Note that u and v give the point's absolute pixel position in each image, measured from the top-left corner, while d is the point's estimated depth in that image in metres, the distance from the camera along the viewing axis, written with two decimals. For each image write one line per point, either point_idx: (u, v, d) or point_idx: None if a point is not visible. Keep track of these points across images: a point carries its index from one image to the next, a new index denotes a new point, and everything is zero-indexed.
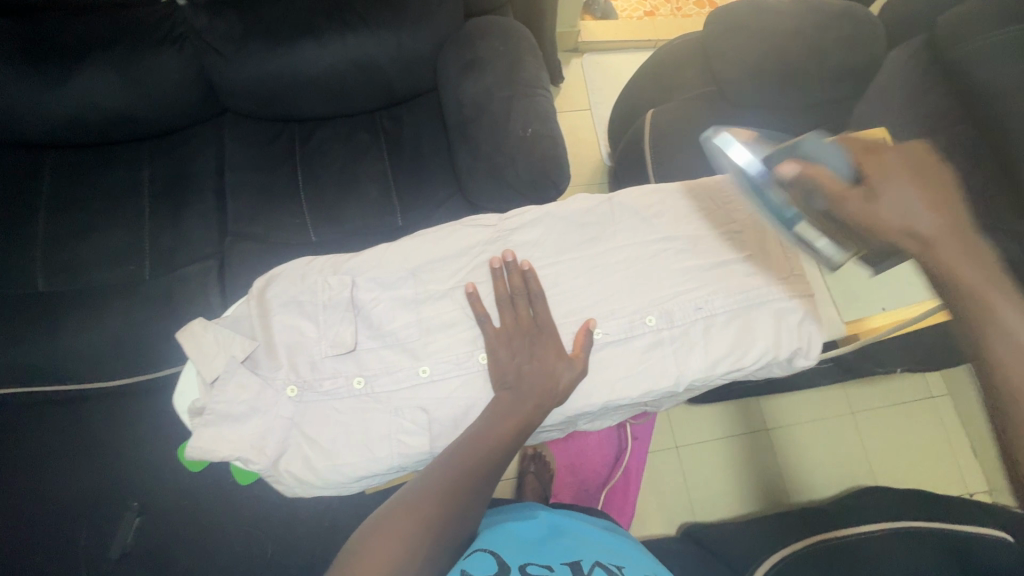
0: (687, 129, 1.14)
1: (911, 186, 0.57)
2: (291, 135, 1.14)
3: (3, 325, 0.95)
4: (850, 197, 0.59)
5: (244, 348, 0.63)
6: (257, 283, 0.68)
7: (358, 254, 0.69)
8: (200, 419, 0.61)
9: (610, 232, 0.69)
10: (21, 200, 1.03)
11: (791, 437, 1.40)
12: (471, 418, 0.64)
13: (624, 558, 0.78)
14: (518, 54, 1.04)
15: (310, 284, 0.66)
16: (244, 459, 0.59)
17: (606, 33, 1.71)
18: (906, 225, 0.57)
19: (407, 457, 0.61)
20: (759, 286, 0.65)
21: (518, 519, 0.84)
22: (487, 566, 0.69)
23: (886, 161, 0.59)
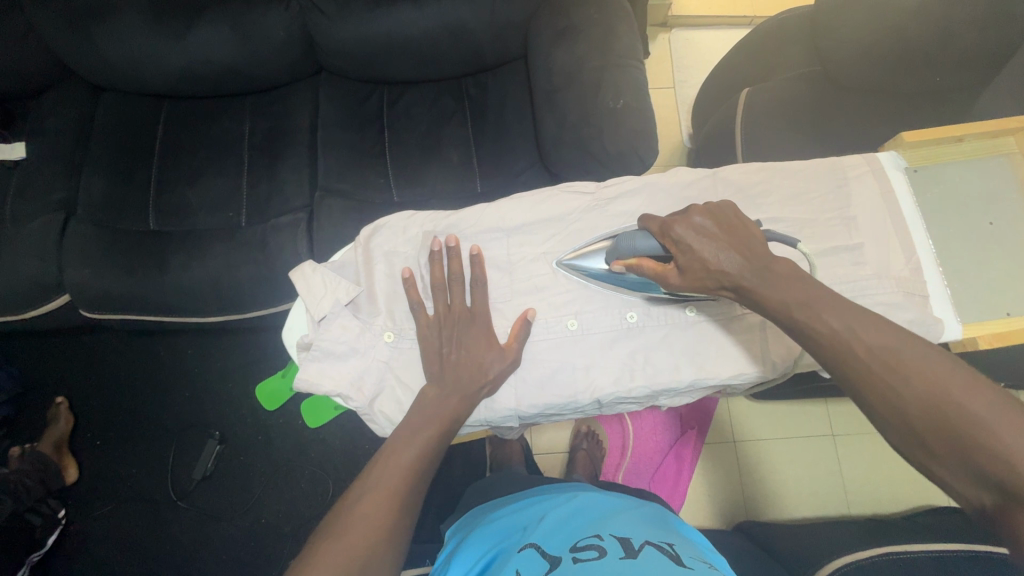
0: (783, 112, 1.08)
1: (711, 249, 0.56)
2: (381, 97, 1.17)
3: (120, 258, 1.04)
4: (668, 275, 0.59)
5: (349, 292, 0.68)
6: (363, 232, 0.71)
7: (455, 212, 0.71)
8: (308, 354, 0.67)
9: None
10: (140, 145, 1.12)
11: (856, 446, 1.35)
12: (556, 383, 0.65)
13: (679, 540, 0.72)
14: (613, 21, 1.01)
15: (410, 238, 0.70)
16: (343, 395, 0.66)
17: (698, 7, 1.62)
18: (720, 281, 0.57)
19: (494, 412, 0.66)
20: (869, 278, 0.59)
21: (565, 507, 0.82)
22: (537, 560, 0.67)
23: (683, 233, 0.57)
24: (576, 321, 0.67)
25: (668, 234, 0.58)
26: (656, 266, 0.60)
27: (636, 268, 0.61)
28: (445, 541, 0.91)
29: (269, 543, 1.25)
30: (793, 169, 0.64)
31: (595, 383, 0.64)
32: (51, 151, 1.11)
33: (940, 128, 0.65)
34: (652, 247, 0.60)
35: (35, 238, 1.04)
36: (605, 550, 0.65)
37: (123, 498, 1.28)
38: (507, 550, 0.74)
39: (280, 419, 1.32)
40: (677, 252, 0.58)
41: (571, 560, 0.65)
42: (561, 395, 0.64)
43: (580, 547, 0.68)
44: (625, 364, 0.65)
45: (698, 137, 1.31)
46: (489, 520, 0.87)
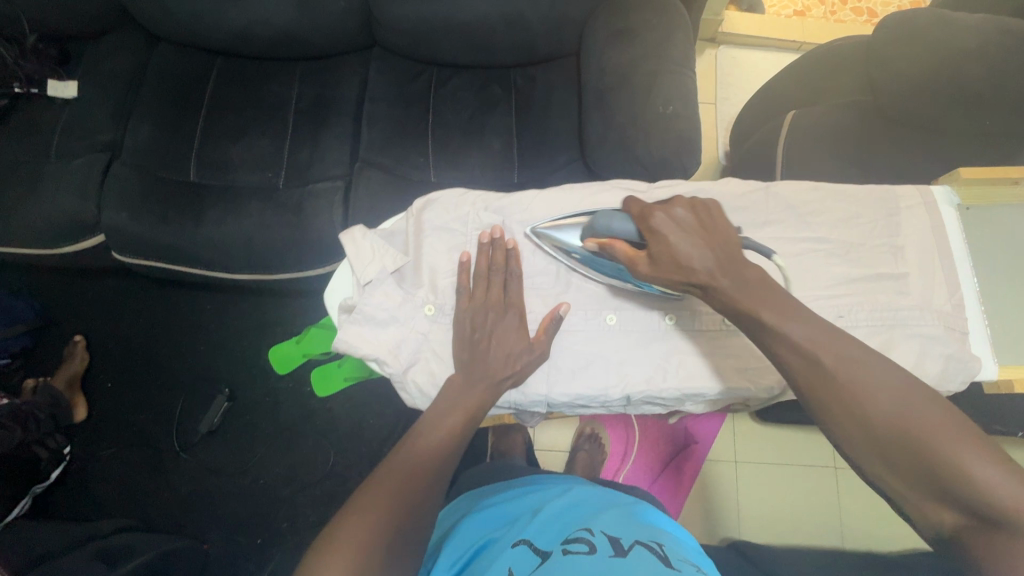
0: (827, 139, 1.08)
1: (683, 242, 0.58)
2: (429, 78, 1.17)
3: (158, 206, 1.05)
4: (639, 261, 0.60)
5: (396, 262, 0.69)
6: (416, 203, 0.73)
7: (508, 194, 0.72)
8: (348, 317, 0.67)
9: (763, 222, 0.63)
10: (188, 98, 1.14)
11: (858, 481, 1.34)
12: (589, 373, 0.66)
13: (667, 539, 0.71)
14: (670, 29, 1.01)
15: (463, 214, 0.71)
16: (379, 360, 0.66)
17: (750, 26, 1.62)
18: (688, 277, 0.58)
19: (525, 395, 0.66)
20: (910, 309, 0.59)
21: (556, 498, 0.81)
22: (528, 556, 0.66)
23: (660, 223, 0.59)
24: (615, 316, 0.67)
25: (646, 223, 0.60)
26: (629, 251, 0.61)
27: (607, 248, 0.63)
28: (434, 523, 0.90)
29: (266, 503, 1.27)
30: (848, 192, 0.64)
31: (627, 380, 0.64)
32: (101, 94, 1.12)
33: (998, 170, 0.65)
34: (629, 230, 0.61)
35: (78, 175, 1.06)
36: (595, 545, 0.65)
37: (127, 442, 1.30)
38: (497, 541, 0.73)
39: (290, 383, 1.33)
40: (652, 242, 0.60)
41: (562, 553, 0.64)
42: (592, 387, 0.65)
43: (570, 540, 0.67)
44: (659, 366, 0.65)
45: (735, 155, 1.31)
46: (479, 508, 0.86)
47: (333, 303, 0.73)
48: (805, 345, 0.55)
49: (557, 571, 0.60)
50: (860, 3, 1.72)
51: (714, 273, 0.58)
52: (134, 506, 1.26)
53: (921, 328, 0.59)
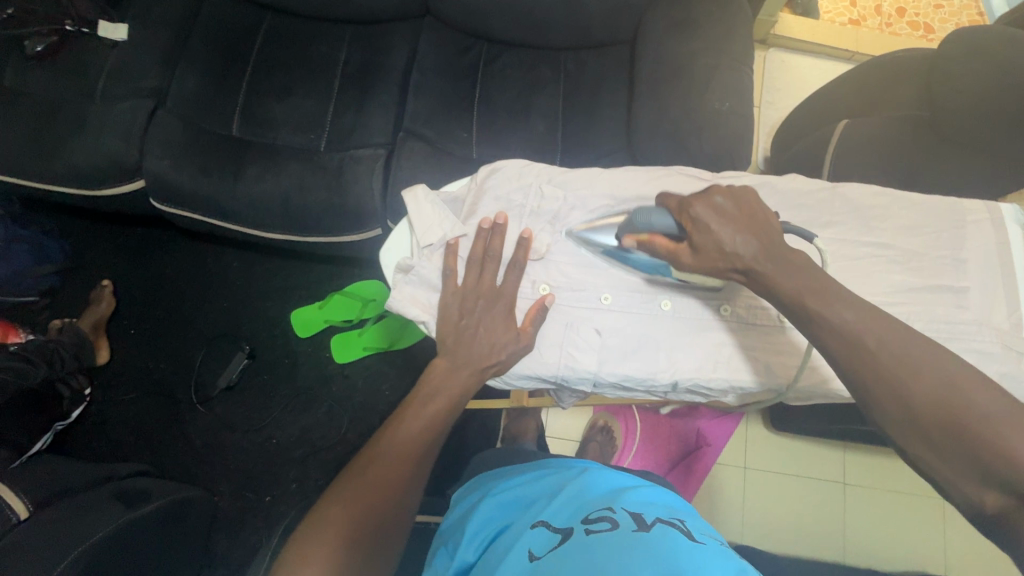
0: (877, 151, 1.06)
1: (728, 230, 0.58)
2: (479, 53, 1.16)
3: (199, 157, 1.05)
4: (682, 253, 0.61)
5: (454, 228, 0.70)
6: (480, 170, 0.74)
7: (570, 171, 0.74)
8: (404, 278, 0.69)
9: (825, 223, 0.64)
10: (238, 52, 1.13)
11: (866, 498, 1.33)
12: (637, 356, 0.67)
13: (689, 517, 0.69)
14: (732, 23, 0.99)
15: (524, 187, 0.72)
16: (427, 325, 0.70)
17: (802, 31, 1.59)
18: (733, 263, 0.59)
19: (573, 371, 0.67)
20: (968, 322, 0.59)
21: (573, 474, 0.78)
22: (550, 537, 0.64)
23: (702, 212, 0.59)
24: (670, 302, 0.68)
25: (687, 213, 0.60)
26: (668, 244, 0.62)
27: (646, 245, 0.64)
28: (449, 507, 0.88)
29: (277, 463, 1.28)
30: (915, 200, 0.63)
31: (678, 366, 0.66)
32: (151, 39, 1.12)
33: None
34: (666, 223, 0.62)
35: (123, 118, 1.06)
36: (618, 522, 0.63)
37: (146, 389, 1.31)
38: (517, 522, 0.71)
39: (309, 348, 1.33)
40: (694, 231, 0.60)
41: (583, 532, 0.62)
42: (643, 369, 0.66)
43: (591, 518, 0.65)
44: (709, 355, 0.66)
45: (778, 159, 1.29)
46: (497, 484, 0.84)
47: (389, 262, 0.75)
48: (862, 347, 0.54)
49: (580, 552, 0.58)
50: (916, 18, 1.69)
51: (777, 267, 0.57)
52: (149, 453, 1.27)
53: (977, 344, 0.58)
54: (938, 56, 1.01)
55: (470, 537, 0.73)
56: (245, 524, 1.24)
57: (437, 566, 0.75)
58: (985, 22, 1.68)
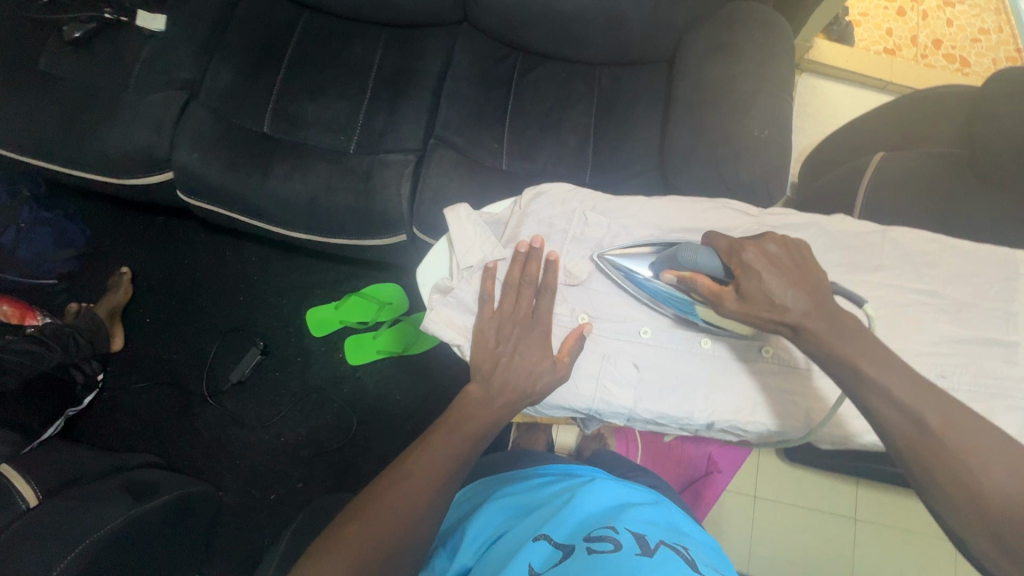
0: (914, 186, 1.03)
1: (777, 280, 0.56)
2: (514, 64, 1.15)
3: (228, 153, 1.05)
4: (725, 297, 0.59)
5: (494, 251, 0.70)
6: (524, 193, 0.74)
7: (615, 198, 0.73)
8: (443, 298, 0.69)
9: (871, 267, 0.65)
10: (274, 49, 1.13)
11: (877, 536, 1.30)
12: (676, 394, 0.66)
13: (692, 543, 0.65)
14: (775, 50, 0.98)
15: (567, 211, 0.72)
16: (461, 346, 0.69)
17: (838, 57, 1.57)
18: (781, 317, 0.57)
19: (608, 405, 0.66)
20: (1016, 379, 0.59)
21: (580, 484, 0.74)
22: (551, 551, 0.60)
23: (752, 257, 0.57)
24: (710, 341, 0.67)
25: (736, 255, 0.58)
26: (713, 285, 0.59)
27: (687, 282, 0.61)
28: (451, 506, 0.84)
29: (283, 462, 1.27)
30: (965, 249, 0.64)
31: (716, 408, 0.65)
32: (189, 31, 1.12)
33: None
34: (713, 264, 0.59)
35: (156, 109, 1.06)
36: (621, 543, 0.58)
37: (157, 379, 1.31)
38: (517, 531, 0.67)
39: (322, 348, 1.32)
40: (742, 275, 0.57)
41: (585, 552, 0.58)
42: (679, 409, 0.65)
43: (593, 535, 0.61)
44: (747, 398, 0.65)
45: (807, 188, 1.27)
46: (501, 488, 0.80)
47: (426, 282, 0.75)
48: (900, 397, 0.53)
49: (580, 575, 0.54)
50: (953, 51, 1.67)
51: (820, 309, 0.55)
52: (156, 444, 1.27)
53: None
54: (983, 94, 0.99)
55: (469, 540, 0.70)
56: (247, 522, 1.24)
57: (436, 567, 0.71)
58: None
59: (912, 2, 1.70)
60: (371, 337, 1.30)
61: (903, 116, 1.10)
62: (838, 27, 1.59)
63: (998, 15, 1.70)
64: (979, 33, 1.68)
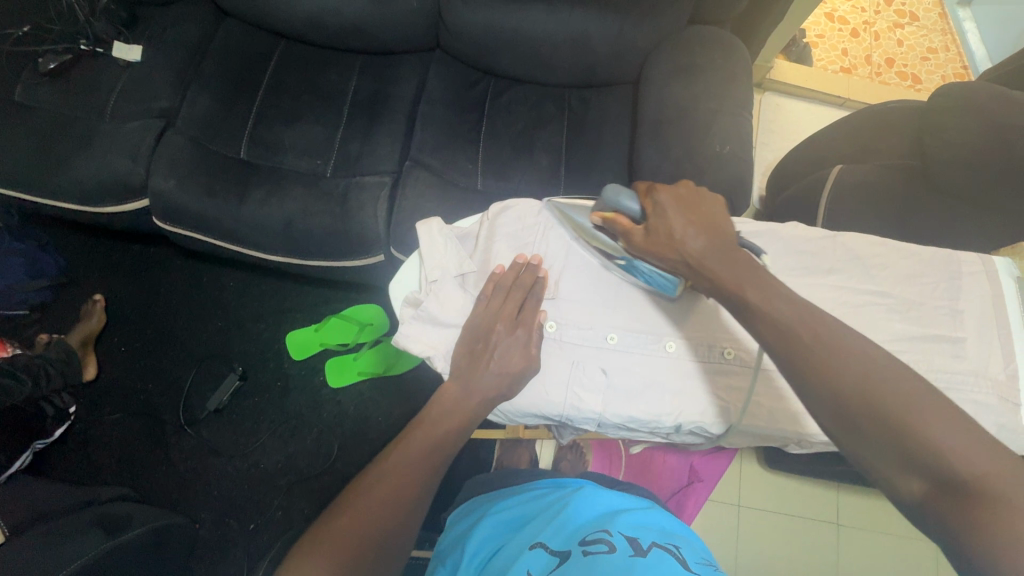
0: (872, 196, 1.07)
1: (680, 220, 0.61)
2: (486, 88, 1.19)
3: (204, 179, 1.06)
4: (635, 233, 0.63)
5: (463, 265, 0.72)
6: (491, 207, 0.77)
7: (580, 212, 0.77)
8: (413, 312, 0.70)
9: (825, 270, 0.68)
10: (250, 78, 1.15)
11: (861, 540, 1.31)
12: (643, 397, 0.67)
13: (685, 541, 0.63)
14: (732, 71, 1.03)
15: (534, 225, 0.76)
16: (433, 359, 0.70)
17: (797, 77, 1.65)
18: (679, 254, 0.60)
19: (578, 412, 0.67)
20: (965, 373, 0.62)
21: (570, 493, 0.71)
22: (548, 556, 0.58)
23: (663, 199, 0.62)
24: (675, 343, 0.69)
25: (650, 196, 0.63)
26: (625, 221, 0.64)
27: (608, 220, 0.65)
28: (444, 530, 0.81)
29: (263, 490, 1.25)
30: (910, 252, 0.68)
31: (684, 410, 0.67)
32: (165, 61, 1.14)
33: None
34: (634, 207, 0.63)
35: (130, 138, 1.06)
36: (615, 545, 0.56)
37: (132, 408, 1.28)
38: (512, 544, 0.64)
39: (302, 372, 1.32)
40: (652, 215, 0.62)
41: (581, 555, 0.56)
42: (648, 411, 0.67)
43: (587, 539, 0.59)
44: (714, 397, 0.67)
45: (773, 201, 1.32)
46: (493, 505, 0.77)
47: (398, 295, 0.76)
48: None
49: None
50: (906, 68, 1.76)
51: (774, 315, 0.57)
52: (130, 476, 1.24)
53: (975, 394, 0.61)
54: (929, 108, 1.05)
55: (468, 557, 0.66)
56: (226, 553, 1.20)
57: None
58: (971, 75, 1.76)
59: (864, 25, 1.80)
60: (352, 358, 1.29)
61: (857, 130, 1.16)
62: (796, 48, 1.67)
63: (945, 35, 1.80)
64: (928, 52, 1.78)
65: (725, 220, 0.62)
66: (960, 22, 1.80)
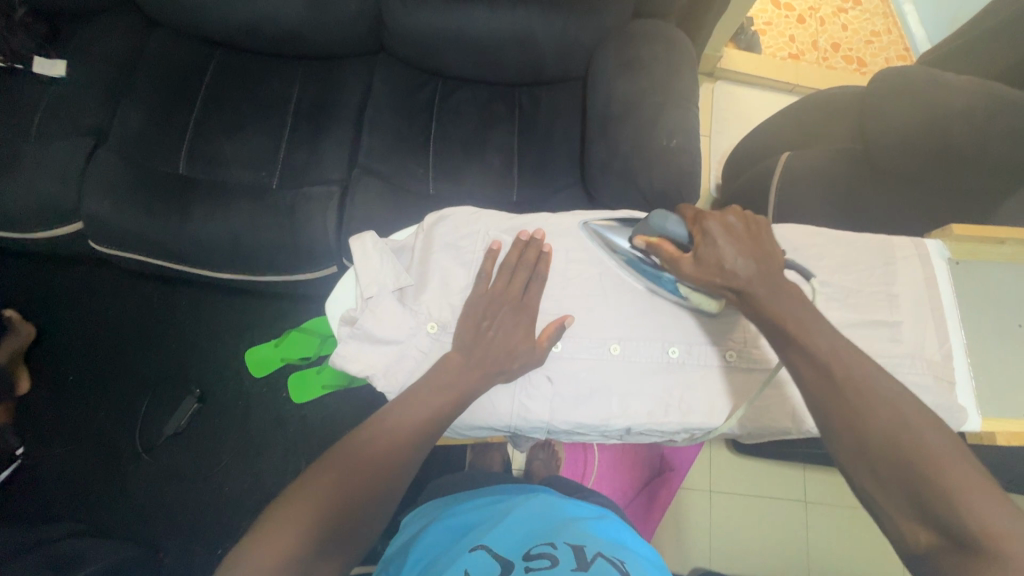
0: (819, 181, 1.09)
1: (730, 250, 0.61)
2: (434, 90, 1.17)
3: (142, 198, 1.01)
4: (683, 261, 0.63)
5: (401, 279, 0.71)
6: (428, 218, 0.76)
7: (519, 216, 0.76)
8: (350, 330, 0.69)
9: None
10: (186, 89, 1.11)
11: (825, 513, 1.35)
12: (590, 402, 0.67)
13: (630, 549, 0.63)
14: (677, 63, 1.03)
15: (474, 233, 0.75)
16: (375, 378, 0.69)
17: (746, 65, 1.67)
18: (729, 281, 0.60)
19: (526, 421, 0.67)
20: (902, 355, 0.64)
21: (521, 499, 0.71)
22: (488, 564, 0.58)
23: (712, 225, 0.62)
24: (619, 346, 0.69)
25: (699, 225, 0.63)
26: (673, 250, 0.64)
27: (656, 246, 0.65)
28: (397, 531, 0.80)
29: (229, 513, 1.21)
30: (846, 239, 0.69)
31: (630, 412, 0.67)
32: (93, 75, 1.08)
33: (966, 230, 0.70)
34: (680, 232, 0.64)
35: (59, 158, 1.01)
36: (557, 560, 0.57)
37: (84, 439, 1.23)
38: (455, 548, 0.64)
39: (263, 389, 1.28)
40: (701, 242, 0.62)
41: (523, 571, 0.56)
42: (595, 416, 0.67)
43: (532, 553, 0.59)
44: (660, 396, 0.67)
45: (727, 188, 1.33)
46: (446, 509, 0.77)
47: (334, 313, 0.74)
48: (816, 382, 0.55)
49: None
50: (851, 52, 1.80)
51: None
52: (86, 509, 1.19)
53: (912, 375, 0.63)
54: (868, 93, 1.07)
55: (411, 562, 0.66)
56: None
57: None
58: (912, 57, 1.81)
59: (810, 11, 1.83)
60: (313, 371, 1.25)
61: (803, 117, 1.18)
62: (745, 36, 1.70)
63: (886, 18, 1.85)
64: (871, 36, 1.83)
65: (768, 243, 0.62)
66: (901, 5, 1.85)
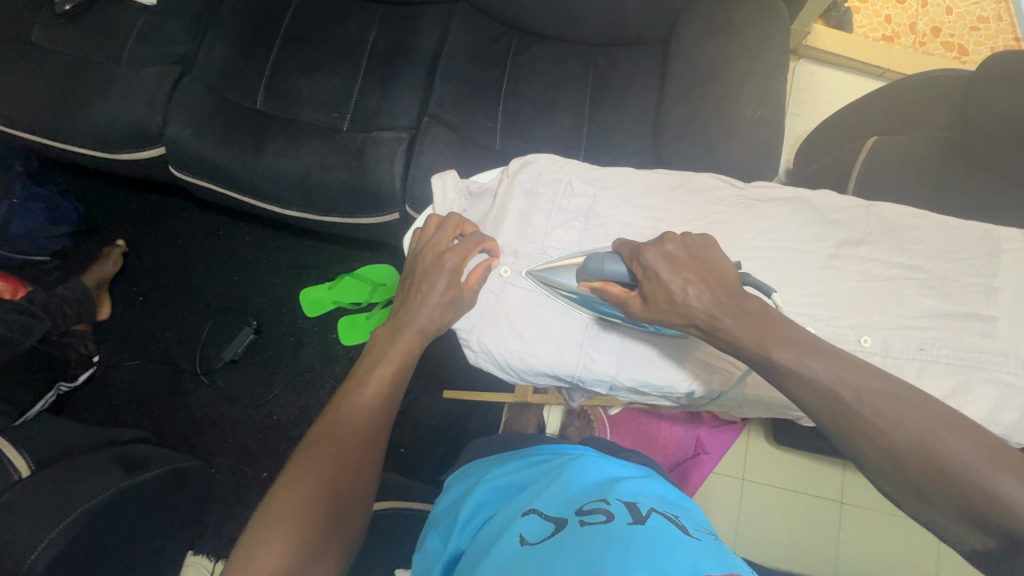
0: (908, 169, 1.02)
1: (677, 280, 0.59)
2: (509, 43, 1.14)
3: (221, 128, 1.05)
4: (631, 301, 0.64)
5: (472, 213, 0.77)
6: (512, 163, 0.79)
7: (602, 169, 0.78)
8: None
9: (857, 241, 0.71)
10: (268, 24, 1.12)
11: (862, 514, 1.32)
12: (651, 359, 0.71)
13: (681, 511, 0.63)
14: (770, 29, 0.97)
15: (558, 182, 0.78)
16: None
17: (835, 44, 1.56)
18: (688, 319, 0.60)
19: (590, 372, 0.71)
20: (992, 352, 0.65)
21: (569, 460, 0.71)
22: (542, 524, 0.58)
23: (651, 259, 0.61)
24: None
25: (638, 260, 0.62)
26: (622, 291, 0.64)
27: (601, 289, 0.66)
28: (440, 490, 0.81)
29: (275, 440, 1.28)
30: (948, 227, 0.70)
31: (685, 373, 0.70)
32: (182, 4, 1.11)
33: None
34: (619, 271, 0.64)
35: (148, 84, 1.05)
36: (612, 513, 0.56)
37: (151, 355, 1.31)
38: (507, 508, 0.65)
39: (315, 328, 1.33)
40: (644, 279, 0.62)
41: (577, 523, 0.55)
42: (653, 373, 0.71)
43: (585, 508, 0.58)
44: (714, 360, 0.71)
45: (800, 172, 1.26)
46: (490, 469, 0.77)
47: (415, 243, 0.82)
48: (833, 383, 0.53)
49: (573, 545, 0.51)
50: (952, 38, 1.66)
51: None
52: (150, 419, 1.28)
53: (999, 370, 0.65)
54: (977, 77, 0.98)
55: (462, 520, 0.67)
56: (238, 500, 1.24)
57: (426, 545, 0.68)
58: (1022, 48, 1.65)
59: None
60: (364, 318, 1.28)
61: (897, 99, 1.09)
62: (837, 12, 1.57)
63: (998, 3, 1.69)
64: (979, 21, 1.67)
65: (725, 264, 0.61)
66: None
